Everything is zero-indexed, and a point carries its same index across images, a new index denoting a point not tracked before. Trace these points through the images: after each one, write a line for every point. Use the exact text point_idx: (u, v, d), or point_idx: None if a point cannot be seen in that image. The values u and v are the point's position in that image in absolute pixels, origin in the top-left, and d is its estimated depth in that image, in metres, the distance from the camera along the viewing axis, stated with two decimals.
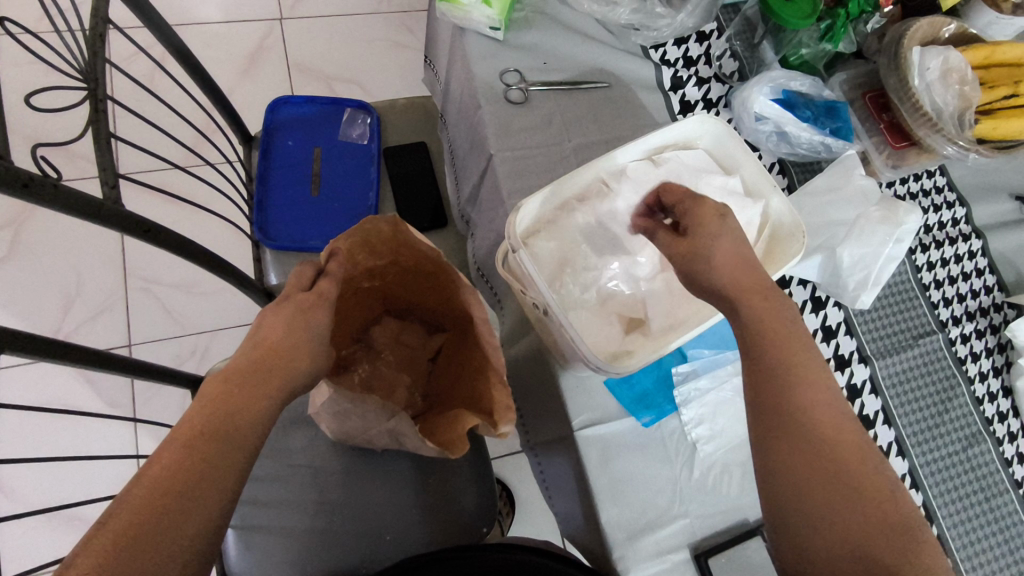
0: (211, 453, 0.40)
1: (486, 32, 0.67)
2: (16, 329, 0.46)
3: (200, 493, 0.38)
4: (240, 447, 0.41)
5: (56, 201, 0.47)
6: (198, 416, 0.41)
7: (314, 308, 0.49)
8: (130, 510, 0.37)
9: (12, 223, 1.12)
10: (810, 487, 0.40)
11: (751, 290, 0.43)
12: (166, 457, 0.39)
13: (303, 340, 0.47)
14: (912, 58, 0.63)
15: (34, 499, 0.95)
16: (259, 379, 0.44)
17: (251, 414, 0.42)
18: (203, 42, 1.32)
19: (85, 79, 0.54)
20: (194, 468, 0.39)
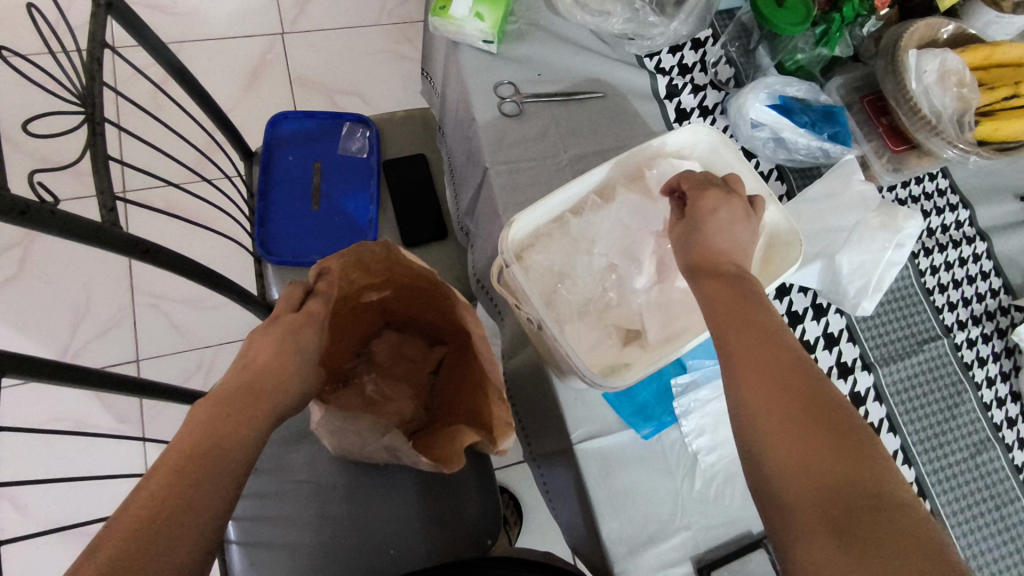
0: (201, 476, 0.39)
1: (479, 45, 0.67)
2: (17, 353, 0.47)
3: (192, 517, 0.38)
4: (229, 469, 0.41)
5: (54, 227, 0.47)
6: (190, 437, 0.41)
7: (300, 331, 0.50)
8: (122, 533, 0.36)
9: (21, 242, 1.13)
10: (777, 437, 0.38)
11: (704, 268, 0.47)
12: (158, 478, 0.39)
13: (289, 361, 0.48)
14: (908, 61, 0.63)
15: (43, 515, 0.97)
16: (246, 400, 0.44)
17: (239, 436, 0.43)
18: (208, 59, 1.33)
19: (83, 104, 0.55)
20: (184, 491, 0.38)
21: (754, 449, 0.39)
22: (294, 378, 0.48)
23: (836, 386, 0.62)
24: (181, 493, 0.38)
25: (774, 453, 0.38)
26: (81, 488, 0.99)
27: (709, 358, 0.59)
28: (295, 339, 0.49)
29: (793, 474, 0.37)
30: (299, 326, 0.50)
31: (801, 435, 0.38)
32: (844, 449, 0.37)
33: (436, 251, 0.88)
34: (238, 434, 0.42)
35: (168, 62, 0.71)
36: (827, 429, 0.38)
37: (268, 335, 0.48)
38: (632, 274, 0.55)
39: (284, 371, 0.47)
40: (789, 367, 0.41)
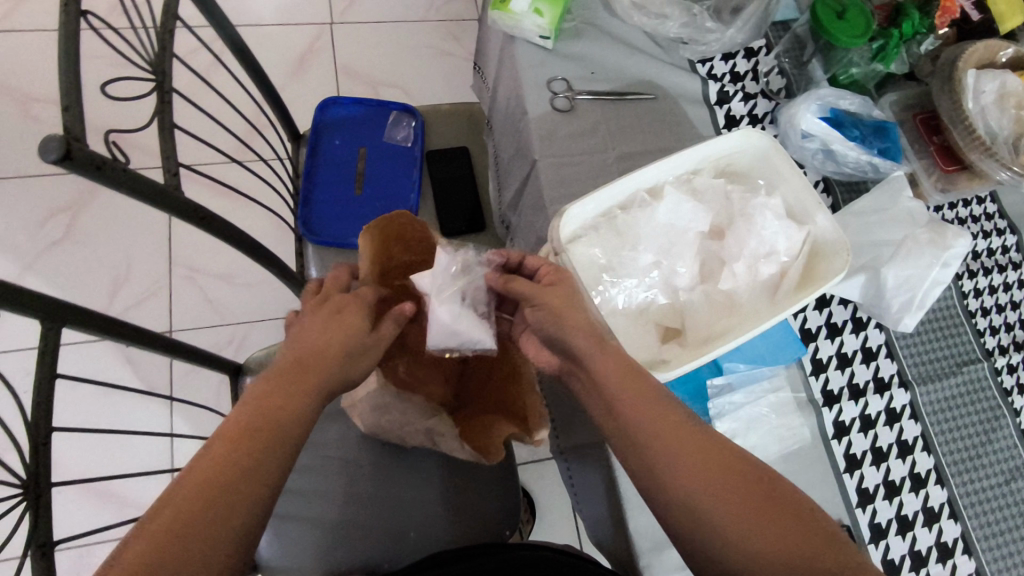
0: (260, 443, 0.41)
1: (536, 41, 0.68)
2: (66, 301, 0.49)
3: (252, 481, 0.40)
4: (287, 438, 0.42)
5: (125, 185, 0.49)
6: (245, 413, 0.42)
7: (353, 310, 0.51)
8: (181, 501, 0.38)
9: (69, 208, 1.17)
10: (721, 525, 0.38)
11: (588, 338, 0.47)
12: (214, 451, 0.40)
13: (343, 339, 0.49)
14: (967, 81, 0.63)
15: (73, 470, 1.00)
16: (296, 379, 0.45)
17: (292, 412, 0.43)
18: (258, 44, 1.36)
19: (154, 71, 0.57)
20: (237, 463, 0.40)
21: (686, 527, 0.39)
22: (348, 353, 0.48)
23: (872, 401, 0.61)
24: (243, 458, 0.40)
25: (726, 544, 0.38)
26: (111, 445, 1.02)
27: (744, 362, 0.59)
28: (344, 318, 0.50)
29: (730, 527, 0.38)
30: (347, 306, 0.51)
31: (741, 513, 0.38)
32: (768, 505, 0.38)
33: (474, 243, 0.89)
34: (295, 406, 0.44)
35: (231, 39, 0.73)
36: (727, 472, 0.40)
37: (326, 316, 0.50)
38: (675, 269, 0.56)
39: (337, 346, 0.48)
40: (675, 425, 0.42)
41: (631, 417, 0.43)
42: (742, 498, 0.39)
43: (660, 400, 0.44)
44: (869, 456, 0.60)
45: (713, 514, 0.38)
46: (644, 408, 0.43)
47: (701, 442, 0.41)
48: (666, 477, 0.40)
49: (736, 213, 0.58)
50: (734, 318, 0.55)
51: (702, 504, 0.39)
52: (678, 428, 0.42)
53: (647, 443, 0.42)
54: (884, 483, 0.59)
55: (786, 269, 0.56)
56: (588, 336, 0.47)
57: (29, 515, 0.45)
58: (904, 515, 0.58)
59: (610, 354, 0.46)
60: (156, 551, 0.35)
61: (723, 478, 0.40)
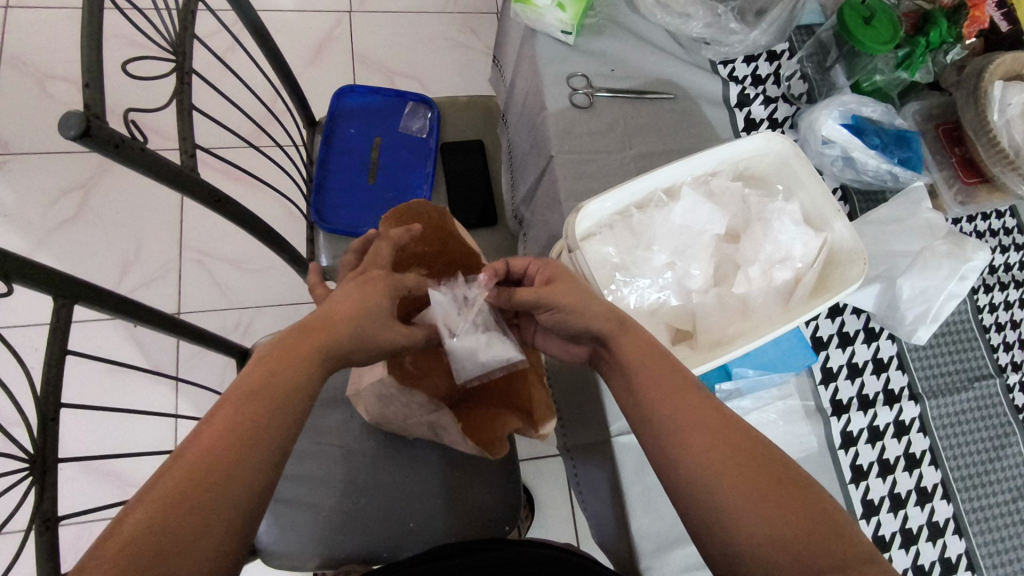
0: (257, 419, 0.40)
1: (557, 36, 0.68)
2: (80, 278, 0.49)
3: (245, 460, 0.39)
4: (286, 415, 0.41)
5: (141, 163, 0.49)
6: (255, 378, 0.42)
7: (374, 288, 0.49)
8: (184, 464, 0.37)
9: (82, 186, 1.17)
10: (730, 505, 0.38)
11: (609, 321, 0.47)
12: (222, 415, 0.40)
13: (359, 316, 0.47)
14: (993, 93, 0.62)
15: (76, 447, 1.01)
16: (305, 347, 0.44)
17: (298, 380, 0.43)
18: (276, 29, 1.36)
19: (175, 52, 0.57)
20: (240, 429, 0.39)
21: (699, 506, 0.39)
22: (361, 331, 0.46)
23: (881, 412, 0.61)
24: (240, 434, 0.39)
25: (743, 530, 0.37)
26: (115, 422, 1.02)
27: (753, 366, 0.59)
28: (362, 294, 0.48)
29: (745, 511, 0.38)
30: (367, 282, 0.49)
31: (753, 496, 0.38)
32: (783, 485, 0.38)
33: (485, 237, 0.89)
34: (296, 382, 0.42)
35: (252, 23, 0.73)
36: (742, 454, 0.40)
37: (348, 292, 0.48)
38: (688, 271, 0.56)
39: (348, 321, 0.46)
40: (695, 404, 0.42)
41: (648, 392, 0.44)
42: (753, 481, 0.38)
43: (682, 384, 0.44)
44: (875, 467, 0.59)
45: (723, 494, 0.38)
46: (661, 389, 0.44)
47: (718, 426, 0.41)
48: (679, 455, 0.41)
49: (754, 218, 0.57)
50: (746, 322, 0.55)
51: (710, 483, 0.39)
52: (696, 405, 0.42)
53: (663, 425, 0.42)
54: (889, 496, 0.58)
55: (801, 275, 0.56)
56: (607, 321, 0.47)
57: (34, 489, 0.45)
58: (909, 528, 0.58)
59: (631, 335, 0.47)
60: (145, 528, 0.35)
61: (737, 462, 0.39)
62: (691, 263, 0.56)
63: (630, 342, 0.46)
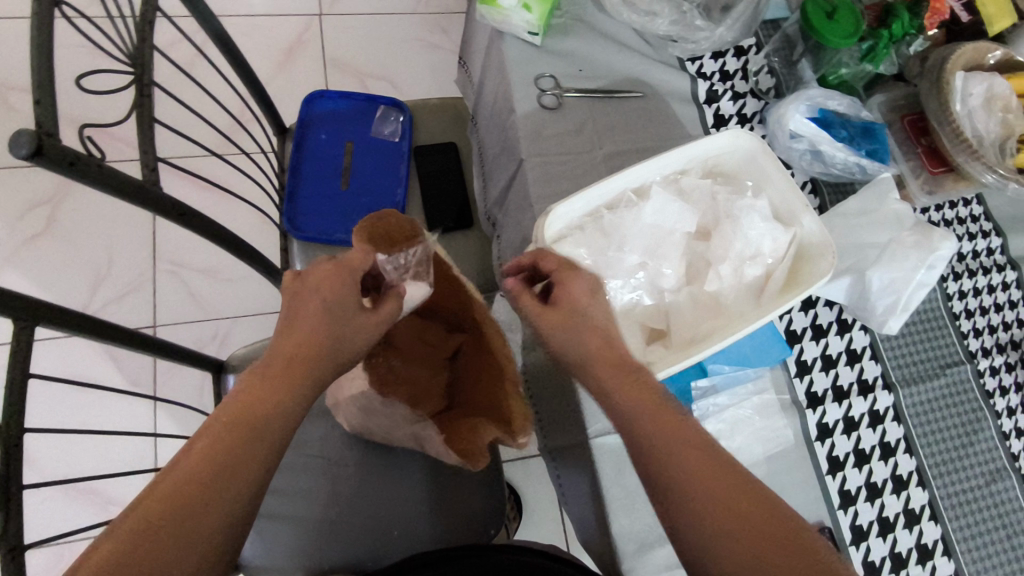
0: (233, 451, 0.39)
1: (524, 37, 0.67)
2: (42, 300, 0.48)
3: (227, 486, 0.38)
4: (264, 443, 0.40)
5: (99, 180, 0.48)
6: (236, 406, 0.40)
7: (339, 287, 0.46)
8: (162, 492, 0.37)
9: (49, 201, 1.15)
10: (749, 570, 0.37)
11: (606, 362, 0.45)
12: (201, 444, 0.39)
13: (331, 327, 0.44)
14: (955, 83, 0.63)
15: (53, 468, 0.99)
16: (285, 373, 0.42)
17: (279, 409, 0.41)
18: (244, 34, 1.34)
19: (132, 64, 0.56)
20: (216, 460, 0.38)
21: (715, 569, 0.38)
22: (339, 338, 0.45)
23: (855, 403, 0.61)
24: (219, 465, 0.38)
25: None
26: (92, 442, 1.01)
27: (728, 363, 0.59)
28: (325, 301, 0.45)
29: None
30: (333, 283, 0.46)
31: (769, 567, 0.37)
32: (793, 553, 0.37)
33: (461, 240, 0.88)
34: (274, 410, 0.41)
35: (221, 39, 0.73)
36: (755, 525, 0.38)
37: (309, 294, 0.45)
38: (661, 271, 0.56)
39: (322, 337, 0.44)
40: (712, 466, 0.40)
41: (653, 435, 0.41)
42: (765, 542, 0.37)
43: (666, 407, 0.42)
44: (851, 458, 0.60)
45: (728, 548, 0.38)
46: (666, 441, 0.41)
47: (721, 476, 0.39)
48: (684, 499, 0.39)
49: (724, 217, 0.57)
50: (719, 319, 0.55)
51: (714, 536, 0.38)
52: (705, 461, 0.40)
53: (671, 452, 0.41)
54: (866, 485, 0.59)
55: (772, 271, 0.56)
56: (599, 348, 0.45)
57: None
58: (885, 517, 0.59)
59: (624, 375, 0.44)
60: (119, 562, 0.35)
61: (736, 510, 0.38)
62: (662, 263, 0.56)
63: (633, 391, 0.43)
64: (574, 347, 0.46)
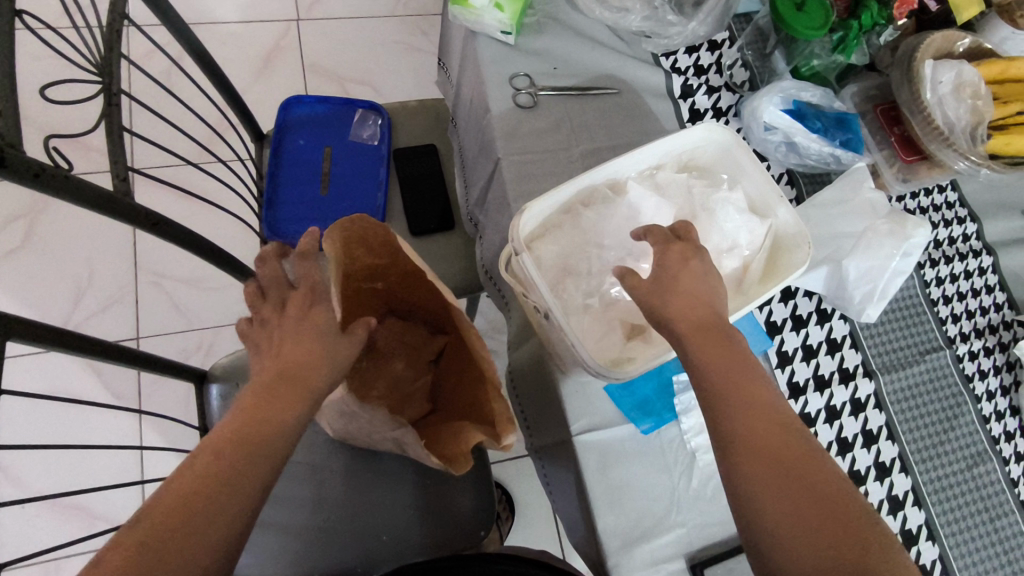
0: (236, 466, 0.38)
1: (497, 36, 0.67)
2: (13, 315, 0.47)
3: (229, 498, 0.38)
4: (267, 460, 0.40)
5: (67, 191, 0.47)
6: (240, 420, 0.40)
7: (310, 313, 0.45)
8: (163, 505, 0.36)
9: (27, 215, 1.13)
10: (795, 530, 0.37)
11: (692, 325, 0.45)
12: (204, 458, 0.38)
13: (320, 349, 0.44)
14: (925, 71, 0.63)
15: (37, 485, 0.97)
16: (284, 387, 0.42)
17: (279, 423, 0.41)
18: (221, 42, 1.33)
19: (100, 73, 0.55)
20: (221, 472, 0.38)
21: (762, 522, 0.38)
22: (322, 358, 0.44)
23: (837, 391, 0.62)
24: (221, 478, 0.38)
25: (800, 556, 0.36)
26: (77, 457, 1.00)
27: None
28: (311, 321, 0.45)
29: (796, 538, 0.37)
30: (310, 307, 0.45)
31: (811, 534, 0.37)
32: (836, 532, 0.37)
33: (442, 241, 0.87)
34: (276, 424, 0.41)
35: (196, 51, 0.72)
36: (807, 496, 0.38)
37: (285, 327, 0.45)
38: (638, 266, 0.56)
39: (316, 359, 0.44)
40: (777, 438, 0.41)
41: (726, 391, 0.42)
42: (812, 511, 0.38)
43: (739, 363, 0.43)
44: (834, 446, 0.60)
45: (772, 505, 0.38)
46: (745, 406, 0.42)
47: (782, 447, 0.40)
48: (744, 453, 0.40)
49: (700, 211, 0.57)
50: None
51: (766, 490, 0.39)
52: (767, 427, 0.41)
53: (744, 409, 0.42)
54: (849, 473, 0.59)
55: (749, 263, 0.57)
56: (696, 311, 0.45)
57: None
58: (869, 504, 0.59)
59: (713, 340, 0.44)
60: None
61: (786, 469, 0.39)
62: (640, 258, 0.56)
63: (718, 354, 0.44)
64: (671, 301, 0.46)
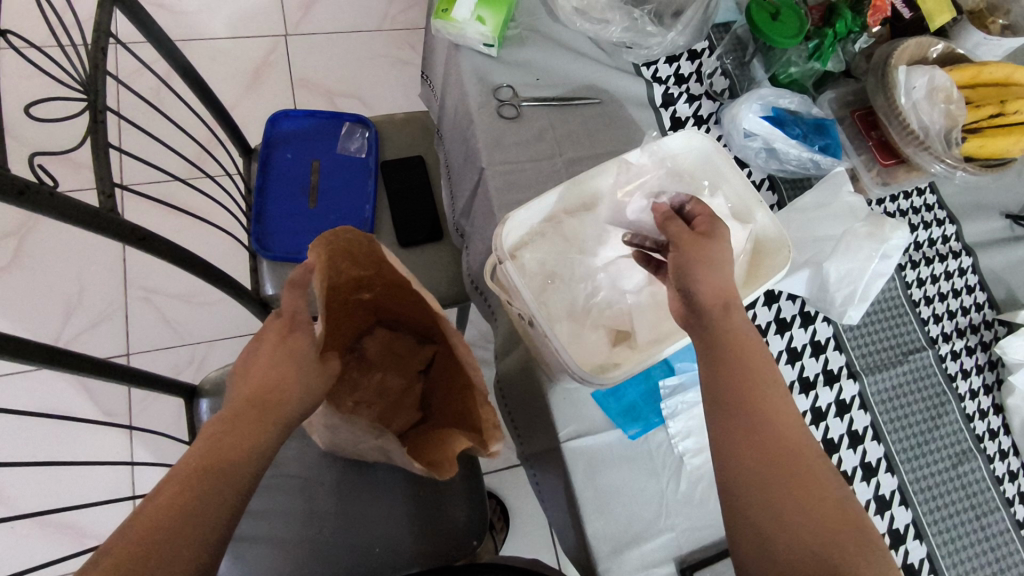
0: (202, 495, 0.38)
1: (480, 49, 0.68)
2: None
3: (193, 524, 0.37)
4: (230, 488, 0.39)
5: (52, 208, 0.47)
6: (204, 449, 0.40)
7: (289, 341, 0.44)
8: (132, 532, 0.36)
9: (17, 232, 1.13)
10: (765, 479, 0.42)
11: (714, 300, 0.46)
12: (167, 490, 0.38)
13: (293, 372, 0.44)
14: (898, 77, 0.65)
15: (25, 503, 0.96)
16: (252, 415, 0.42)
17: (244, 451, 0.41)
18: (210, 58, 1.34)
19: (86, 90, 0.56)
20: (184, 505, 0.38)
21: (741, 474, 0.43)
22: (300, 387, 0.44)
23: (822, 393, 0.62)
24: (190, 503, 0.38)
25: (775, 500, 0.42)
26: (66, 475, 0.99)
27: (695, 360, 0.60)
28: (287, 348, 0.44)
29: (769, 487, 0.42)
30: (288, 334, 0.44)
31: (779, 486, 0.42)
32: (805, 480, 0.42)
33: (431, 251, 0.88)
34: (242, 451, 0.40)
35: (182, 68, 0.73)
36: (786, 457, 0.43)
37: (261, 353, 0.44)
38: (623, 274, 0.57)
39: (287, 385, 0.43)
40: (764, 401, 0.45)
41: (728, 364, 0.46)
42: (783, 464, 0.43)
43: (739, 332, 0.46)
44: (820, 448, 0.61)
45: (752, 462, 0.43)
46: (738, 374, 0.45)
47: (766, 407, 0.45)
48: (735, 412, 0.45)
49: None
50: None
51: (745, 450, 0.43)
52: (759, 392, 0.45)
53: (742, 379, 0.45)
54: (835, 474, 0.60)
55: (731, 268, 0.57)
56: (714, 292, 0.46)
57: None
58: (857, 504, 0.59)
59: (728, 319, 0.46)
60: None
61: (772, 446, 0.43)
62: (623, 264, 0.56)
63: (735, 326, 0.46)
64: (713, 274, 0.47)
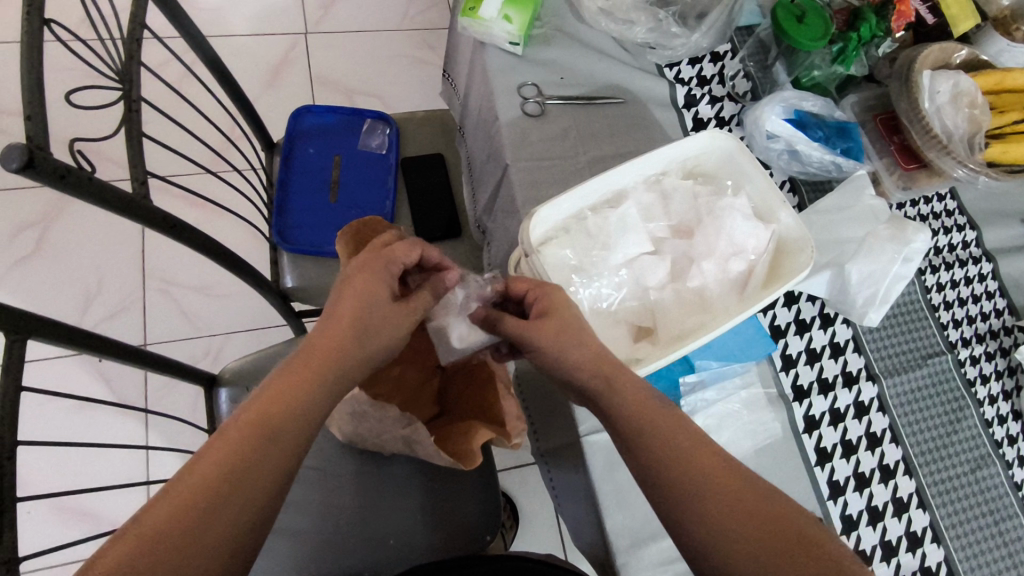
0: (255, 448, 0.40)
1: (506, 48, 0.69)
2: (34, 314, 0.48)
3: (240, 485, 0.39)
4: (278, 448, 0.41)
5: (89, 194, 0.48)
6: (265, 400, 0.42)
7: (367, 285, 0.46)
8: (178, 494, 0.38)
9: (40, 221, 1.15)
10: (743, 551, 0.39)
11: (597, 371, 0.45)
12: (225, 442, 0.40)
13: (357, 318, 0.45)
14: (923, 81, 0.65)
15: (41, 486, 0.98)
16: (314, 366, 0.43)
17: (299, 408, 0.42)
18: (232, 54, 1.36)
19: (121, 80, 0.57)
20: (240, 459, 0.40)
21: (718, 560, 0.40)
22: (367, 333, 0.45)
23: (840, 395, 0.63)
24: (242, 461, 0.40)
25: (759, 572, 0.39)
26: (82, 459, 1.00)
27: (716, 359, 0.60)
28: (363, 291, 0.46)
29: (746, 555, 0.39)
30: (367, 277, 0.47)
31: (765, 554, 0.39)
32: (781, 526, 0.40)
33: (450, 248, 0.89)
34: (298, 407, 0.42)
35: (211, 61, 0.74)
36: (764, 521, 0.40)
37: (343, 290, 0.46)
38: (646, 270, 0.57)
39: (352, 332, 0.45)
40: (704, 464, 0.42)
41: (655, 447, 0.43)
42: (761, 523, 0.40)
43: (639, 398, 0.45)
44: (839, 449, 0.61)
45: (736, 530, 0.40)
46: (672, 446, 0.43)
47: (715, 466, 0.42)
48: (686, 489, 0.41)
49: (707, 218, 0.59)
50: (704, 314, 0.56)
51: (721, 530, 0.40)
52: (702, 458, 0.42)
53: (669, 453, 0.42)
54: (854, 475, 0.60)
55: (754, 266, 0.58)
56: (588, 362, 0.46)
57: None
58: (874, 506, 0.59)
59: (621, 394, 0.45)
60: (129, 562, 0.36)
61: (739, 507, 0.40)
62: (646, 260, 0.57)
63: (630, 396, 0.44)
64: (568, 351, 0.46)
